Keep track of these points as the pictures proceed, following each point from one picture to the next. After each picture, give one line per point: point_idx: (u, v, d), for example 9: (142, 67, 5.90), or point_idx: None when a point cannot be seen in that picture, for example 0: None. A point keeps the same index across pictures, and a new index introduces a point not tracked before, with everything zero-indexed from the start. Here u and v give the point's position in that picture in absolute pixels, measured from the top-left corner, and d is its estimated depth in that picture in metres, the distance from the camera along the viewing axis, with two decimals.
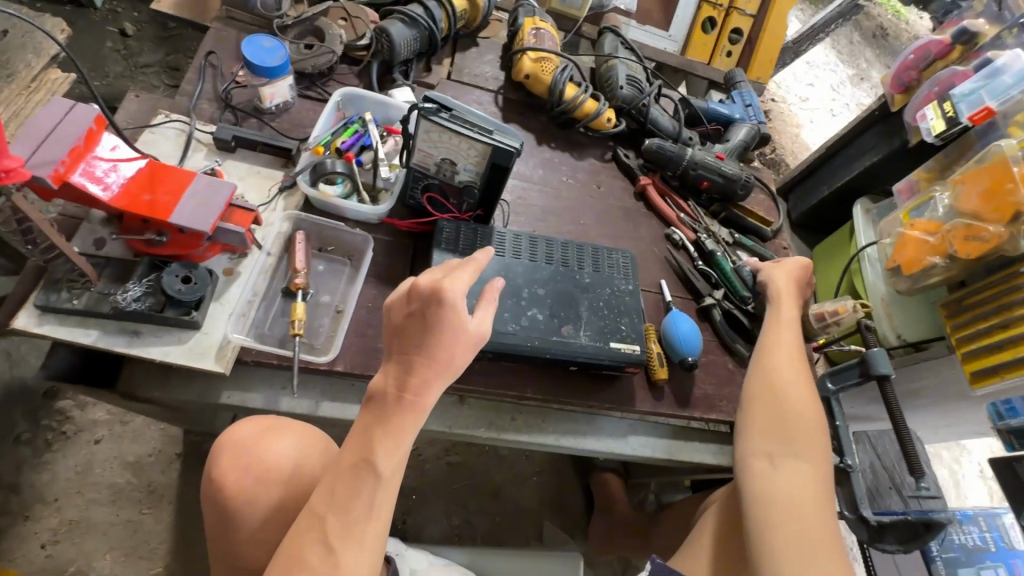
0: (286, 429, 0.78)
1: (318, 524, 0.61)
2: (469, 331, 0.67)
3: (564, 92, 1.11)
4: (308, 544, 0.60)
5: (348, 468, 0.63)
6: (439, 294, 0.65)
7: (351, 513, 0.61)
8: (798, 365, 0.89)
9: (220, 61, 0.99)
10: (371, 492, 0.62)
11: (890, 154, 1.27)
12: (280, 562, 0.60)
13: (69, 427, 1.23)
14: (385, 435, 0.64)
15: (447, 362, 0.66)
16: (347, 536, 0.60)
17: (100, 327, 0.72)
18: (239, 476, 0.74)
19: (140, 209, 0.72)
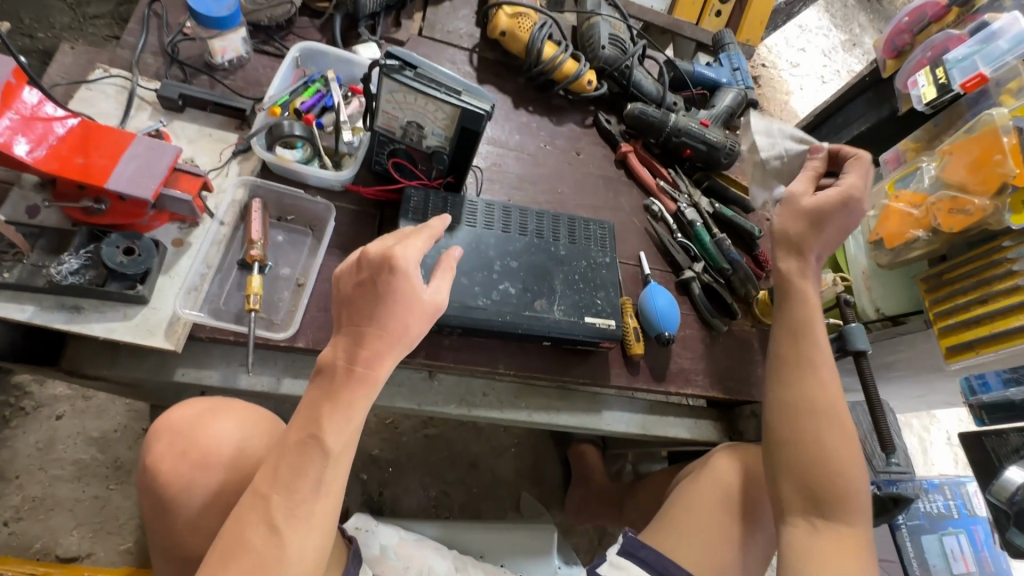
0: (225, 412, 0.77)
1: (261, 505, 0.58)
2: (423, 301, 0.64)
3: (542, 51, 1.05)
4: (251, 527, 0.57)
5: (297, 450, 0.60)
6: (390, 262, 0.62)
7: (298, 492, 0.58)
8: (828, 379, 0.79)
9: (165, 11, 0.90)
10: (318, 471, 0.59)
11: (878, 123, 1.23)
12: (220, 546, 0.56)
13: (27, 402, 1.18)
14: (333, 411, 0.61)
15: (402, 335, 0.63)
16: (296, 516, 0.58)
17: (34, 301, 0.66)
18: (176, 465, 0.72)
19: (73, 172, 0.65)
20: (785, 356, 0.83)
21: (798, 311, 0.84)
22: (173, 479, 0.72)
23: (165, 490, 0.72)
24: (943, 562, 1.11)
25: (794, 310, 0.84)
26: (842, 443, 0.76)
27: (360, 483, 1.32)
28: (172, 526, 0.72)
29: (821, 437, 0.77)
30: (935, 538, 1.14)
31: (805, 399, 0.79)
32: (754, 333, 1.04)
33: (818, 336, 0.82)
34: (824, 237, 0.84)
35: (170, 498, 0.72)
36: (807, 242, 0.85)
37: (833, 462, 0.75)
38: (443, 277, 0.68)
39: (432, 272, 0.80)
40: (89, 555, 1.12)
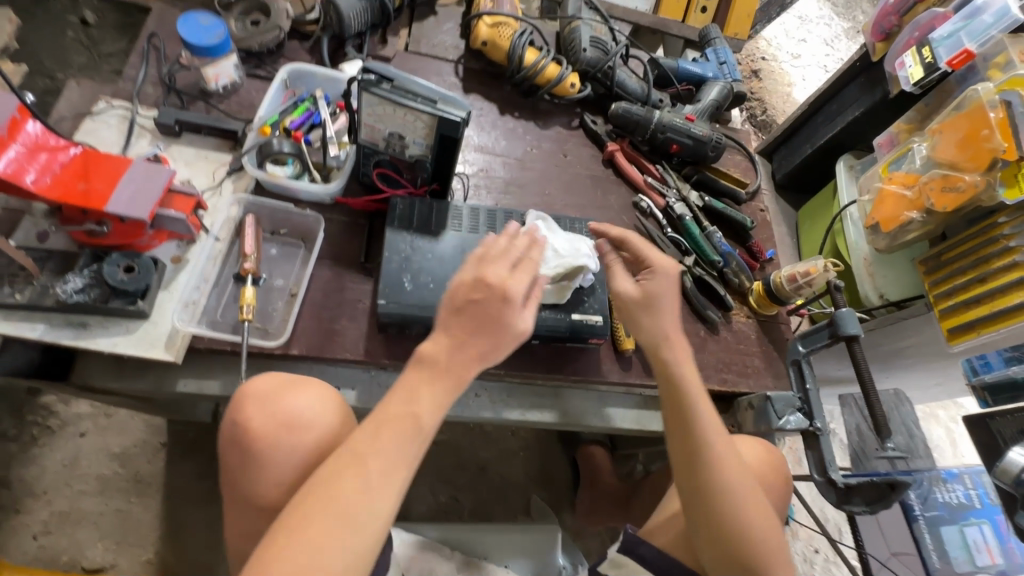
0: (307, 385, 0.75)
1: (355, 466, 0.59)
2: (519, 326, 0.67)
3: (524, 57, 1.07)
4: (342, 483, 0.58)
5: (390, 421, 0.61)
6: (504, 291, 0.66)
7: (385, 455, 0.60)
8: (728, 448, 0.72)
9: (163, 43, 0.96)
10: (407, 443, 0.61)
11: (871, 107, 1.21)
12: (316, 496, 0.57)
13: (53, 421, 1.24)
14: (429, 394, 0.63)
15: (491, 351, 0.66)
16: (383, 475, 0.59)
17: (44, 320, 0.71)
18: (266, 425, 0.70)
19: (76, 199, 0.70)
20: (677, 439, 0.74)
21: (677, 392, 0.75)
22: (264, 445, 0.69)
23: (257, 453, 0.69)
24: (964, 553, 1.08)
25: (671, 391, 0.76)
26: (756, 512, 0.69)
27: None
28: (251, 497, 0.70)
29: (734, 521, 0.68)
30: (956, 529, 1.11)
31: (710, 479, 0.70)
32: (749, 325, 1.03)
33: (707, 412, 0.74)
34: (663, 317, 0.79)
35: (255, 462, 0.69)
36: (656, 320, 0.79)
37: (748, 537, 0.68)
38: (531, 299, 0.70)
39: (447, 276, 0.84)
40: (114, 566, 1.16)
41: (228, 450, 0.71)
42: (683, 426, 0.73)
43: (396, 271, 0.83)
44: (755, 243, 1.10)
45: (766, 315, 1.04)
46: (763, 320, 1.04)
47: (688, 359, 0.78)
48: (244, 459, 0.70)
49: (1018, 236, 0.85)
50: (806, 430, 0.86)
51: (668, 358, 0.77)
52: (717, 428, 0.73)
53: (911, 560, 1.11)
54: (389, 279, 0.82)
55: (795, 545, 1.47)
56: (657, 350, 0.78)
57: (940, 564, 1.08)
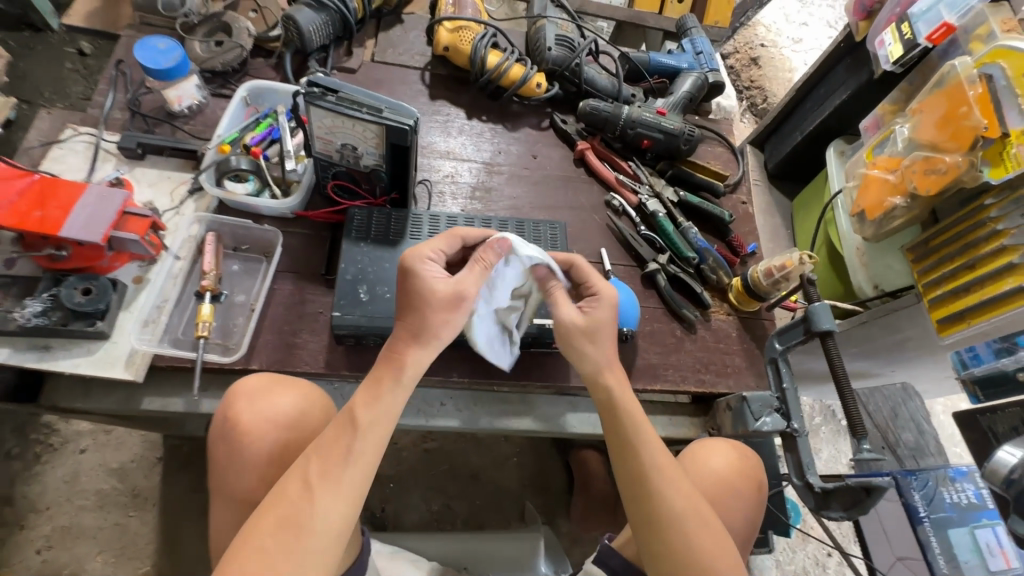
0: (293, 386, 0.76)
1: (301, 468, 0.61)
2: (444, 290, 0.67)
3: (486, 59, 1.06)
4: (288, 487, 0.59)
5: (335, 431, 0.63)
6: (406, 264, 0.69)
7: (331, 460, 0.61)
8: (670, 468, 0.70)
9: (130, 69, 0.98)
10: (348, 439, 0.62)
11: (858, 89, 1.15)
12: (270, 508, 0.58)
13: (55, 439, 1.28)
14: (367, 391, 0.65)
15: (421, 328, 0.67)
16: (331, 480, 0.60)
17: (9, 344, 0.73)
18: (258, 419, 0.71)
19: (30, 225, 0.72)
20: (617, 461, 0.72)
21: (616, 414, 0.74)
22: (252, 441, 0.70)
23: (245, 449, 0.70)
24: (976, 557, 1.01)
25: (611, 413, 0.74)
26: (702, 532, 0.66)
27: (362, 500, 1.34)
28: (227, 498, 0.70)
29: (688, 550, 0.65)
30: (966, 532, 1.04)
31: (647, 497, 0.68)
32: (729, 322, 1.00)
33: (645, 432, 0.72)
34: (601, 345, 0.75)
35: (240, 458, 0.70)
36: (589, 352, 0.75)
37: (692, 560, 0.64)
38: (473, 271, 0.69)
39: None
40: None
41: (216, 447, 0.71)
42: (623, 447, 0.72)
43: (352, 283, 0.82)
44: (735, 236, 1.06)
45: (748, 312, 1.00)
46: (745, 317, 1.00)
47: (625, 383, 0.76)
48: (232, 455, 0.70)
49: (1006, 219, 0.79)
50: (784, 431, 0.81)
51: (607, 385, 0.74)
52: (657, 447, 0.71)
53: (916, 566, 1.04)
54: (345, 291, 0.81)
55: (805, 548, 1.40)
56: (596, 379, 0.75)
57: (947, 569, 1.01)
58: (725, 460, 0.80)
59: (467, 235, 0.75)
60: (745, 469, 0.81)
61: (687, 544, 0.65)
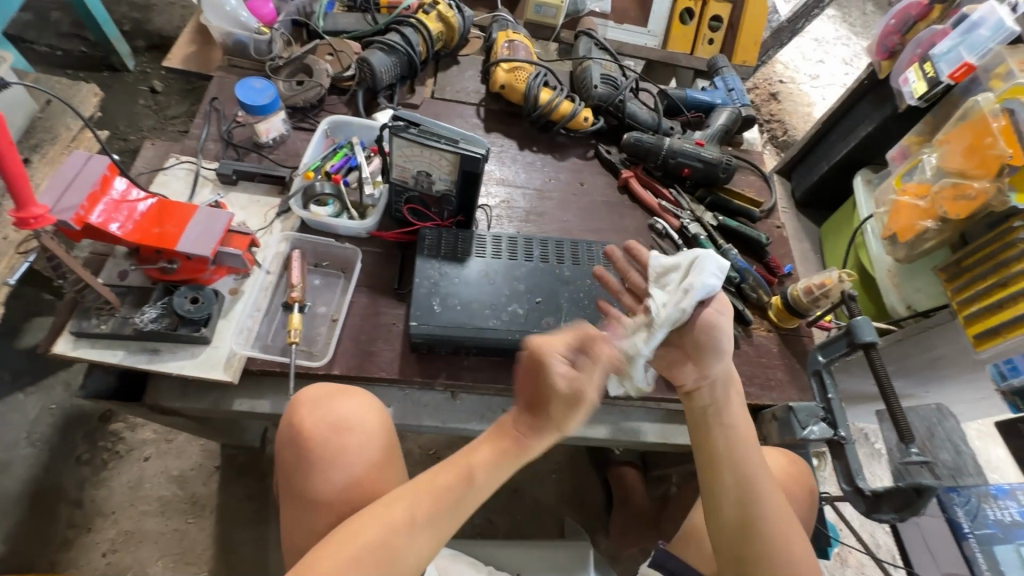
0: (356, 393, 0.80)
1: (405, 497, 0.66)
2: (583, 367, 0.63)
3: (539, 96, 1.16)
4: (394, 511, 0.64)
5: (449, 480, 0.67)
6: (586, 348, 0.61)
7: (443, 503, 0.66)
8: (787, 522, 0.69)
9: (223, 105, 1.10)
10: (458, 496, 0.67)
11: (884, 121, 1.22)
12: (380, 512, 0.64)
13: (121, 446, 1.36)
14: (489, 458, 0.68)
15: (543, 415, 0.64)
16: (435, 520, 0.65)
17: (125, 347, 0.82)
18: (316, 423, 0.75)
19: (151, 240, 0.81)
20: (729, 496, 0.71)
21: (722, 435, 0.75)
22: (316, 446, 0.74)
23: (312, 450, 0.74)
24: None
25: (719, 441, 0.75)
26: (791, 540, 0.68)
27: None
28: (304, 496, 0.74)
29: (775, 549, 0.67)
30: (1011, 549, 1.03)
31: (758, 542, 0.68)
32: (770, 338, 1.05)
33: (769, 483, 0.71)
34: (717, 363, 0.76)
35: (307, 461, 0.74)
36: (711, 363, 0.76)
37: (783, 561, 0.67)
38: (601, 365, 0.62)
39: (473, 297, 0.91)
40: None
41: (287, 448, 0.77)
42: (726, 467, 0.73)
43: (426, 295, 0.90)
44: (772, 258, 1.12)
45: (788, 328, 1.06)
46: (785, 334, 1.06)
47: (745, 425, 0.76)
48: (300, 457, 0.75)
49: None
50: (831, 439, 0.86)
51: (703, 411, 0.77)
52: (778, 491, 0.71)
53: None
54: (420, 302, 0.89)
55: (845, 571, 1.40)
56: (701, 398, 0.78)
57: None
58: (776, 463, 0.84)
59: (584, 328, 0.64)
60: (797, 472, 0.85)
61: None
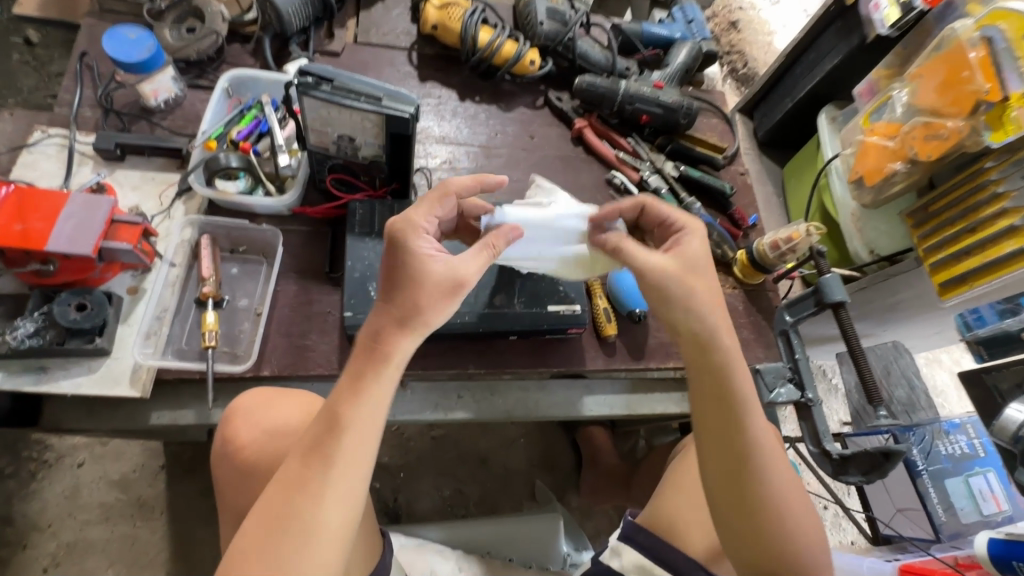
0: (293, 396, 0.75)
1: (282, 479, 0.55)
2: (434, 274, 0.61)
3: (477, 37, 1.02)
4: (271, 494, 0.54)
5: (317, 431, 0.56)
6: (459, 285, 0.62)
7: (313, 462, 0.55)
8: (776, 454, 0.65)
9: (96, 62, 0.91)
10: (329, 443, 0.55)
11: (851, 53, 1.13)
12: (268, 499, 0.54)
13: (49, 455, 1.24)
14: (351, 394, 0.57)
15: (410, 310, 0.59)
16: (308, 475, 0.54)
17: (2, 368, 0.69)
18: (254, 434, 0.70)
19: (11, 240, 0.67)
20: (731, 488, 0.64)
21: (733, 413, 0.64)
22: (254, 455, 0.69)
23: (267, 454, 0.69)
24: (971, 503, 1.06)
25: (708, 382, 0.66)
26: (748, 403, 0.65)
27: (374, 492, 1.34)
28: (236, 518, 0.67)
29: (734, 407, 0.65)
30: (960, 481, 1.08)
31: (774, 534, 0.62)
32: (736, 296, 1.00)
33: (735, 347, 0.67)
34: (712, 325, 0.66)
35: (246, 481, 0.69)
36: (702, 317, 0.66)
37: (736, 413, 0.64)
38: (476, 257, 0.64)
39: None
40: None
41: (219, 466, 0.71)
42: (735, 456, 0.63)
43: (361, 280, 0.80)
44: (737, 209, 1.06)
45: (753, 284, 1.01)
46: (750, 290, 1.01)
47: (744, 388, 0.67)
48: (240, 472, 0.70)
49: (1006, 181, 0.83)
50: (798, 401, 0.83)
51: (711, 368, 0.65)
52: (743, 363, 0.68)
53: (917, 516, 1.09)
54: (355, 289, 0.79)
55: None
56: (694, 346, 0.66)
57: (945, 518, 1.05)
58: None
59: (459, 187, 0.70)
60: None
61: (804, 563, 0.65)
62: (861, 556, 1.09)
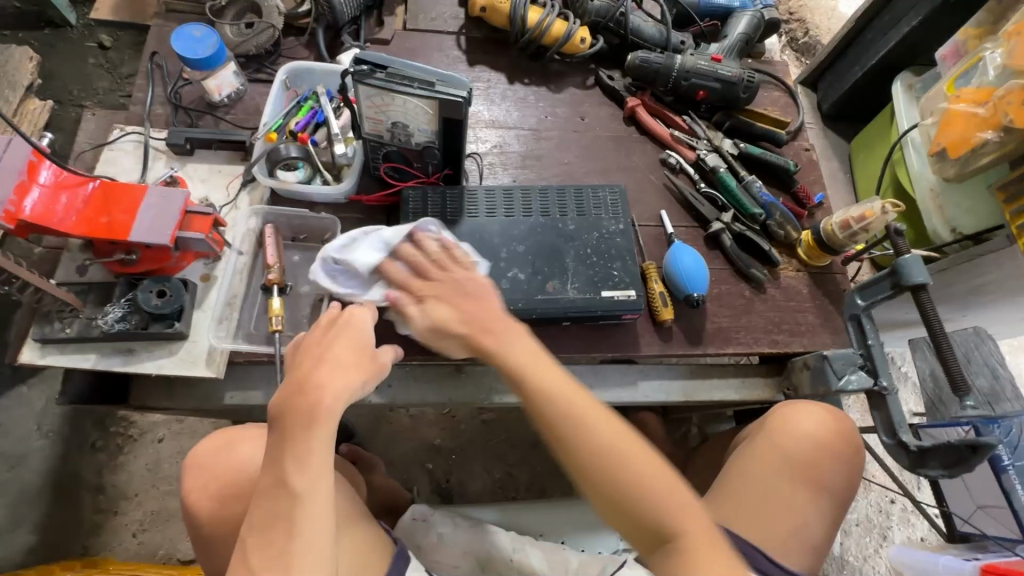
0: (230, 442, 0.78)
1: (241, 559, 0.55)
2: (367, 342, 0.67)
3: (527, 17, 1.00)
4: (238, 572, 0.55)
5: (265, 498, 0.57)
6: (375, 364, 0.67)
7: (272, 532, 0.56)
8: (615, 434, 0.61)
9: (165, 60, 0.96)
10: (289, 508, 0.56)
11: (934, 13, 1.04)
12: None
13: (133, 430, 1.34)
14: (293, 452, 0.58)
15: (339, 367, 0.63)
16: (268, 543, 0.55)
17: (95, 351, 0.75)
18: (198, 501, 0.75)
19: (99, 232, 0.71)
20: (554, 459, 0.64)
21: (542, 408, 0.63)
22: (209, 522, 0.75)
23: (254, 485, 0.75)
24: None
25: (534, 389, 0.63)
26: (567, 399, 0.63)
27: (427, 472, 1.37)
28: None
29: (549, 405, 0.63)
30: None
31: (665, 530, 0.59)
32: (800, 279, 0.95)
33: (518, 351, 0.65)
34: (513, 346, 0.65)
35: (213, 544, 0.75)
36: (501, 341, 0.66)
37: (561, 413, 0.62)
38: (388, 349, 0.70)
39: None
40: None
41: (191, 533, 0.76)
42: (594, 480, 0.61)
43: None
44: (802, 187, 1.00)
45: (818, 266, 0.96)
46: (816, 272, 0.96)
47: (533, 349, 0.66)
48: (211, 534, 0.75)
49: None
50: (870, 389, 0.78)
51: (489, 337, 0.66)
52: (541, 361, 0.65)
53: (1001, 514, 1.01)
54: None
55: (868, 497, 1.40)
56: (474, 339, 0.66)
57: None
58: (815, 420, 0.80)
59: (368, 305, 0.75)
60: (838, 427, 0.81)
61: (692, 537, 0.58)
62: (937, 553, 1.02)
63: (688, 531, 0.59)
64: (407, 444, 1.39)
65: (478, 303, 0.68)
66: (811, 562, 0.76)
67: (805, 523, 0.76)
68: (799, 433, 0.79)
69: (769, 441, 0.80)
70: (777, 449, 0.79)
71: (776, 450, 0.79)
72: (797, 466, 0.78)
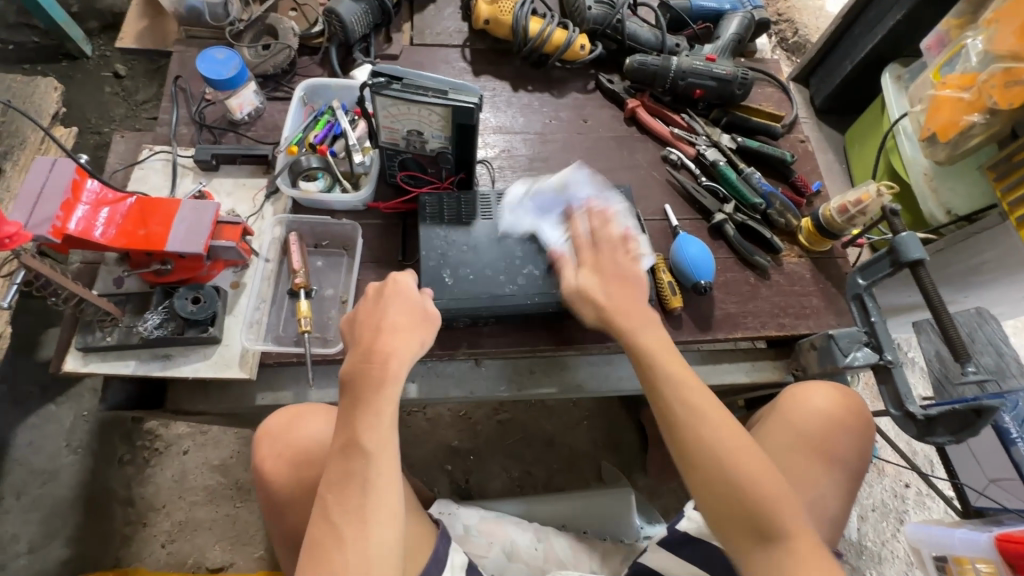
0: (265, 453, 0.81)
1: (321, 511, 0.61)
2: (417, 305, 0.74)
3: (528, 27, 1.05)
4: (319, 524, 0.60)
5: (338, 459, 0.63)
6: (426, 316, 0.74)
7: (348, 488, 0.61)
8: (738, 442, 0.64)
9: (188, 83, 1.01)
10: (362, 469, 0.62)
11: (917, 7, 1.08)
12: (311, 542, 0.60)
13: (159, 443, 1.37)
14: (364, 414, 0.64)
15: (393, 333, 0.70)
16: (346, 497, 0.61)
17: (134, 357, 0.79)
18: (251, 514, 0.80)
19: (138, 243, 0.76)
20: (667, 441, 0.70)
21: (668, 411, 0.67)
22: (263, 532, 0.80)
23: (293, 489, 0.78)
24: None
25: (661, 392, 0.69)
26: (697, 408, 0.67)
27: (446, 473, 1.40)
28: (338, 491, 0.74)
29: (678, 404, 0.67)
30: None
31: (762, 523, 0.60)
32: (802, 264, 0.99)
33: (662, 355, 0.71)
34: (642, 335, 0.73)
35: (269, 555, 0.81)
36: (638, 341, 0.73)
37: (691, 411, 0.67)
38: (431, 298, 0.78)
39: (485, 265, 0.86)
40: (232, 564, 1.30)
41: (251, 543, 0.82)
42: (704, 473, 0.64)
43: (436, 267, 0.85)
44: (799, 176, 1.04)
45: (820, 252, 1.00)
46: (817, 258, 1.00)
47: (660, 340, 0.73)
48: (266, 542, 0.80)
49: None
50: (877, 364, 0.81)
51: (619, 324, 0.74)
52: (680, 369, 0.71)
53: (1013, 486, 1.02)
54: (430, 276, 0.84)
55: (882, 482, 1.42)
56: (608, 316, 0.75)
57: None
58: (826, 397, 0.83)
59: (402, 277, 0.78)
60: (849, 403, 0.84)
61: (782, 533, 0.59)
62: (951, 527, 1.05)
63: (791, 531, 0.59)
64: (425, 446, 1.42)
65: (625, 290, 0.77)
66: (829, 536, 0.78)
67: (823, 500, 0.78)
68: (810, 414, 0.82)
69: (780, 419, 0.83)
70: (789, 425, 0.82)
71: (789, 428, 0.82)
72: (811, 441, 0.80)
